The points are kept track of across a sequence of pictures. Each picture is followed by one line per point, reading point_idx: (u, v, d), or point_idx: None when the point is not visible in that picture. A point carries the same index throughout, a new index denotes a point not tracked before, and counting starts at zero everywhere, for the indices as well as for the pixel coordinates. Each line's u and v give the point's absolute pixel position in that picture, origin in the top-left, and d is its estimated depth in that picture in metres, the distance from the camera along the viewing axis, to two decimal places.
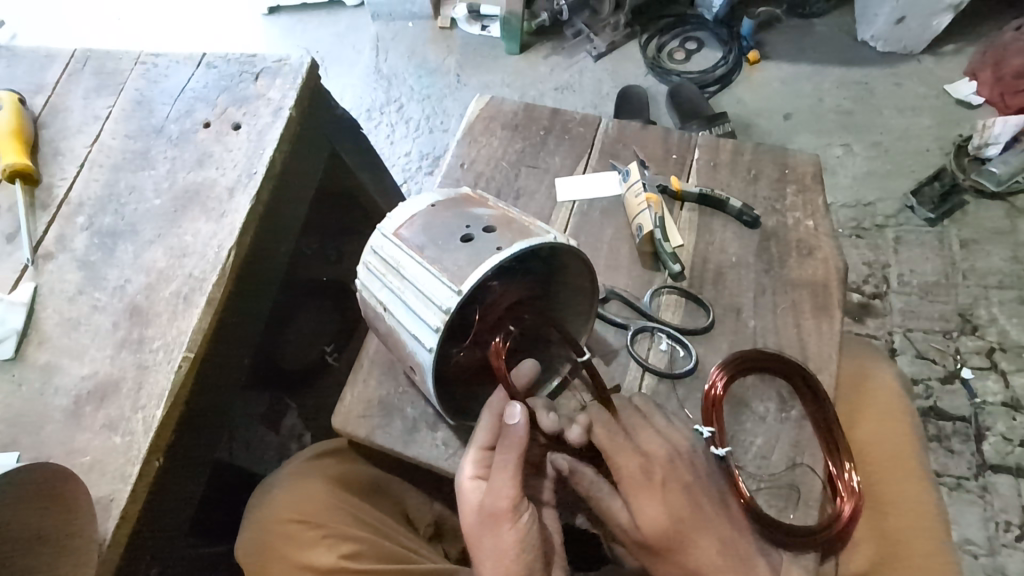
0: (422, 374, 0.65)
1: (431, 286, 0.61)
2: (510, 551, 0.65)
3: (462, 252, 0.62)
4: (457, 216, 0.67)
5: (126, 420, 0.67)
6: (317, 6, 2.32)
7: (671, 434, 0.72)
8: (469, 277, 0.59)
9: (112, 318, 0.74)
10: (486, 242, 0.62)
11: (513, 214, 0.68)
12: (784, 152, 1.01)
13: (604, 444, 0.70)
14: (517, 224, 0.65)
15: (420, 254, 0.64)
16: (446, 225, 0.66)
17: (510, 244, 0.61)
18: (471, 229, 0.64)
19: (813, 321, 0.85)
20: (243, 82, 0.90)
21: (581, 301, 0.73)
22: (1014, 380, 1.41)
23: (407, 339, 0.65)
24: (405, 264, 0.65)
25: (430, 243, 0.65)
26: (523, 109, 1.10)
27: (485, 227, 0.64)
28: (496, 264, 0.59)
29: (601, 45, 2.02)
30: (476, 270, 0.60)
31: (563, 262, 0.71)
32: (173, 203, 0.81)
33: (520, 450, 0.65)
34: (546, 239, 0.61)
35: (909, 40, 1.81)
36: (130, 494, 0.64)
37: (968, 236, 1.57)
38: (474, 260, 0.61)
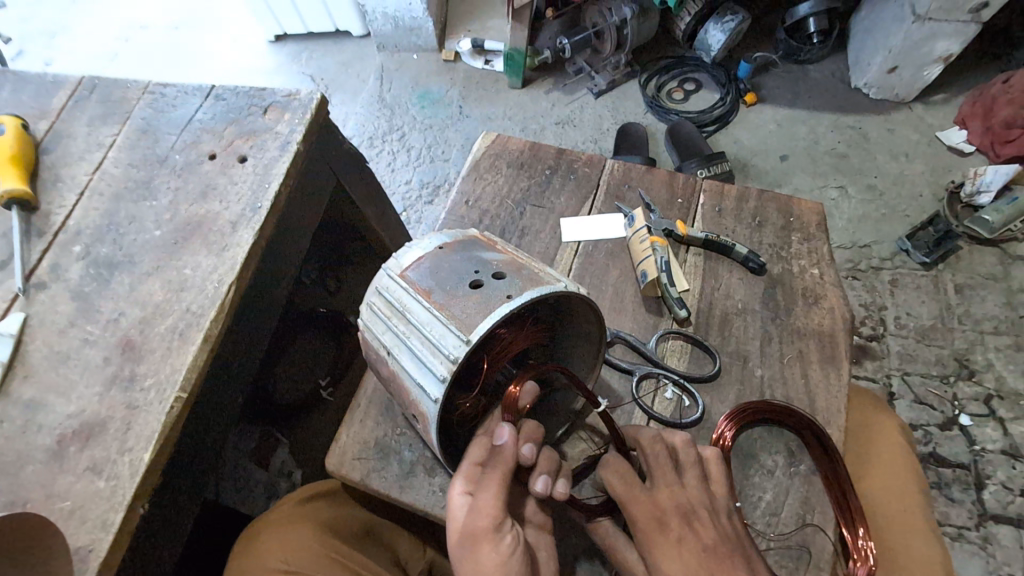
0: (426, 423, 0.63)
1: (438, 334, 0.60)
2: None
3: (471, 299, 0.60)
4: (466, 260, 0.66)
5: (111, 463, 0.64)
6: (324, 35, 2.35)
7: (700, 488, 0.68)
8: (477, 326, 0.58)
9: (104, 353, 0.71)
10: (497, 289, 0.61)
11: (523, 260, 0.67)
12: (787, 199, 1.01)
13: (616, 490, 0.67)
14: (527, 270, 0.64)
15: (427, 298, 0.63)
16: (455, 269, 0.65)
17: (521, 293, 0.59)
18: (480, 274, 0.63)
19: (820, 371, 0.84)
20: (251, 115, 0.89)
21: (588, 347, 0.72)
22: (1014, 427, 1.39)
23: (412, 386, 0.63)
24: (411, 307, 0.64)
25: (437, 286, 0.64)
26: (529, 147, 1.11)
27: (495, 273, 0.63)
28: (504, 315, 0.57)
29: (601, 82, 2.05)
30: (485, 319, 0.58)
31: (573, 309, 0.70)
32: (174, 234, 0.80)
33: (505, 468, 0.61)
34: (557, 288, 0.60)
35: (902, 88, 1.85)
36: (111, 544, 0.60)
37: (962, 281, 1.58)
38: (483, 309, 0.59)
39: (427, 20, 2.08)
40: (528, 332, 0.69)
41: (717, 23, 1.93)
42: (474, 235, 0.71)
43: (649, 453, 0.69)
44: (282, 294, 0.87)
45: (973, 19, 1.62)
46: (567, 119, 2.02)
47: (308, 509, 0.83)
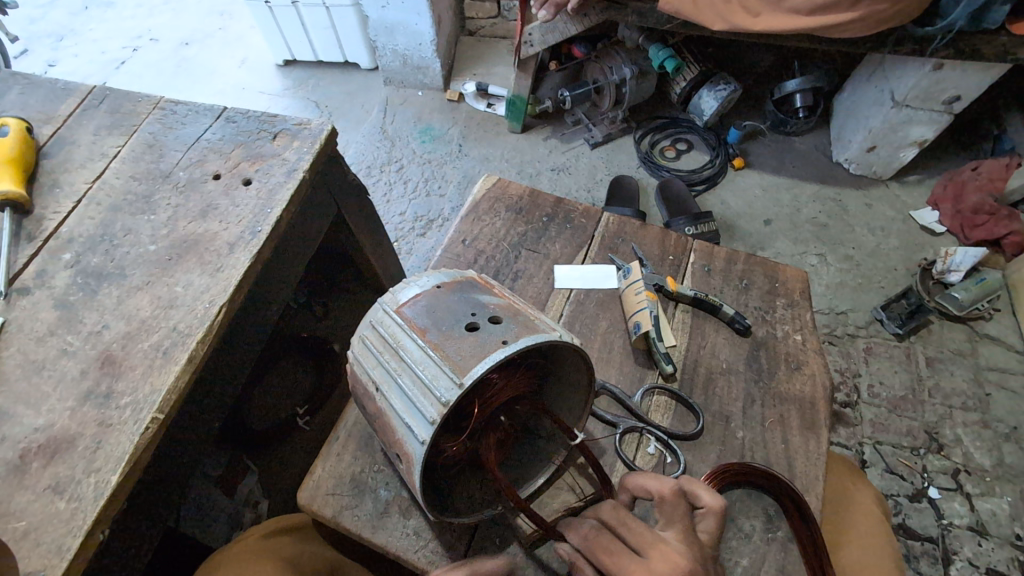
0: (410, 466, 0.61)
1: (432, 374, 0.59)
2: None
3: (466, 341, 0.61)
4: (463, 302, 0.67)
5: (75, 483, 0.61)
6: (333, 65, 2.41)
7: (683, 548, 0.60)
8: (472, 370, 0.57)
9: (81, 365, 0.70)
10: (493, 332, 0.62)
11: (519, 306, 0.68)
12: (774, 264, 1.05)
13: (603, 563, 0.61)
14: (523, 317, 0.65)
15: (422, 335, 0.63)
16: (452, 309, 0.66)
17: (516, 339, 0.60)
18: (477, 317, 0.64)
19: (800, 437, 0.85)
20: (260, 139, 0.90)
21: (574, 398, 0.72)
22: (979, 504, 1.41)
23: (400, 426, 0.62)
24: (406, 343, 0.64)
25: (433, 325, 0.64)
26: (528, 194, 1.14)
27: (492, 317, 0.64)
28: (500, 359, 0.57)
29: (598, 135, 2.13)
30: (480, 363, 0.58)
31: (563, 357, 0.71)
32: (169, 250, 0.79)
33: None
34: (551, 337, 0.61)
35: (878, 166, 1.95)
36: (65, 572, 0.57)
37: (932, 354, 1.63)
38: (479, 352, 0.59)
39: (434, 60, 2.16)
40: (519, 377, 0.70)
41: (711, 91, 2.03)
42: (471, 274, 0.72)
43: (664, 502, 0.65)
44: (270, 319, 0.86)
45: (945, 110, 1.73)
46: (563, 167, 2.09)
47: (278, 541, 0.79)
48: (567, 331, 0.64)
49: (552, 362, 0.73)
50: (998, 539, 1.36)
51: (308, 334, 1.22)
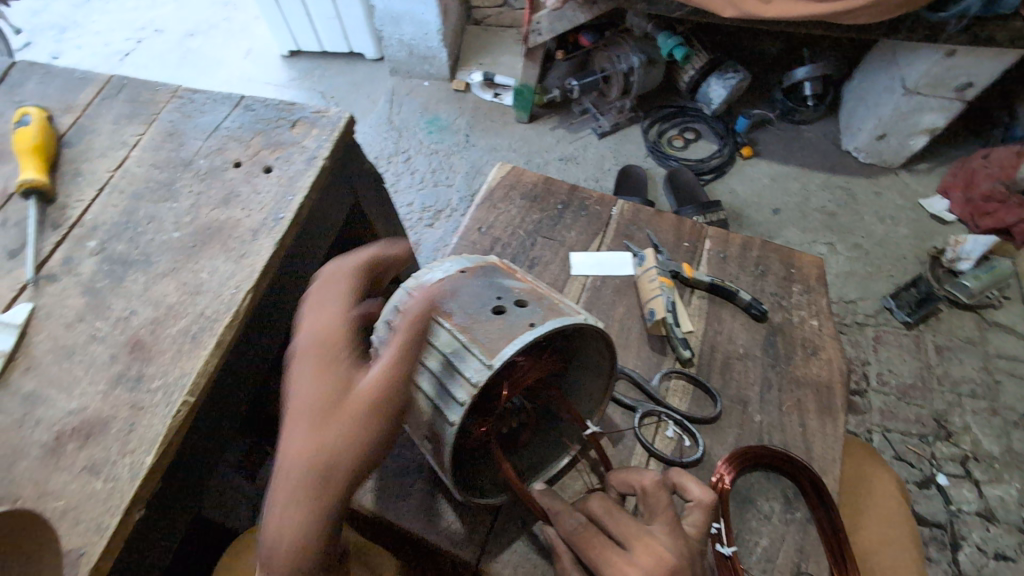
0: (439, 447, 0.62)
1: (461, 357, 0.60)
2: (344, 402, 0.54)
3: (493, 324, 0.62)
4: (488, 286, 0.67)
5: (110, 464, 0.63)
6: (338, 55, 2.41)
7: (671, 540, 0.58)
8: (501, 352, 0.58)
9: (111, 350, 0.71)
10: (520, 316, 0.62)
11: (542, 290, 0.69)
12: (789, 251, 1.05)
13: (587, 554, 0.60)
14: (548, 301, 0.66)
15: (450, 319, 0.64)
16: (477, 293, 0.66)
17: (543, 321, 0.60)
18: (503, 301, 0.65)
19: (818, 421, 0.86)
20: (279, 127, 0.91)
21: (597, 382, 0.73)
22: (988, 490, 1.42)
23: (430, 408, 0.63)
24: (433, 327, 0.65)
25: (460, 309, 0.65)
26: (543, 182, 1.14)
27: (518, 301, 0.65)
28: (529, 341, 0.58)
29: (606, 124, 2.13)
30: (508, 345, 0.58)
31: (585, 340, 0.71)
32: (193, 237, 0.80)
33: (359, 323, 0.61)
34: (577, 319, 0.61)
35: (888, 154, 1.95)
36: (105, 549, 0.58)
37: (942, 342, 1.63)
38: (507, 335, 0.60)
39: (441, 49, 2.15)
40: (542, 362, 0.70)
41: (720, 79, 2.02)
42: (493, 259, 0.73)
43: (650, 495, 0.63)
44: (290, 306, 0.87)
45: (957, 97, 1.71)
46: (571, 156, 2.08)
47: None
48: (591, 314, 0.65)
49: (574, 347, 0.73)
50: (1007, 525, 1.37)
51: None
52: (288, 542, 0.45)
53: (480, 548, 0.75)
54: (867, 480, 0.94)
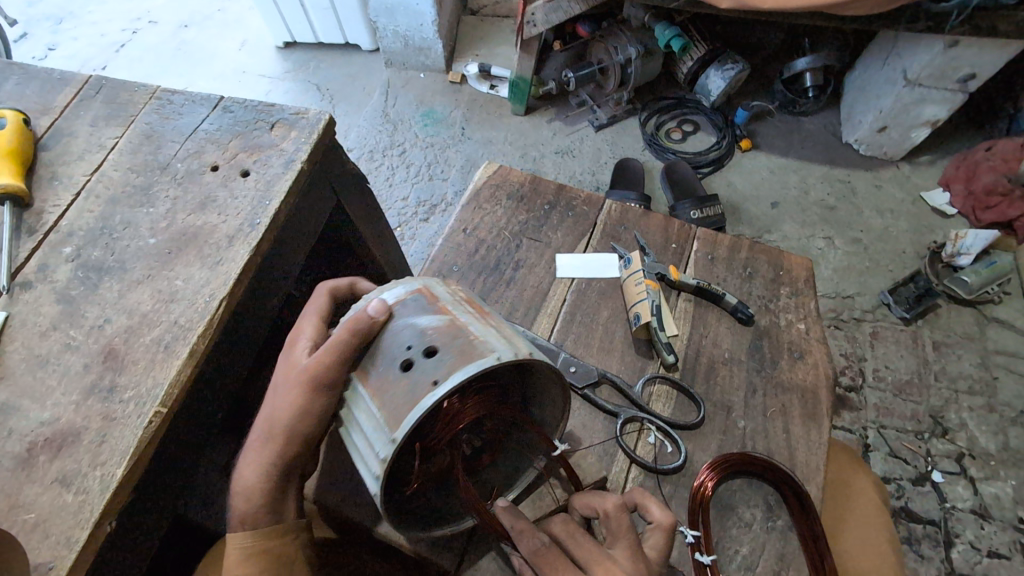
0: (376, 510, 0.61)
1: (374, 425, 0.59)
2: (258, 472, 0.68)
3: (399, 386, 0.59)
4: (399, 335, 0.64)
5: (81, 476, 0.62)
6: (332, 47, 2.38)
7: (631, 565, 0.59)
8: (403, 424, 0.55)
9: (84, 360, 0.70)
10: (425, 369, 0.59)
11: (461, 321, 0.63)
12: (779, 252, 1.04)
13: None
14: (462, 338, 0.60)
15: (366, 382, 0.63)
16: (390, 347, 0.63)
17: (446, 379, 0.56)
18: (412, 353, 0.61)
19: (802, 427, 0.85)
20: (258, 129, 0.89)
21: (556, 395, 0.69)
22: (983, 487, 1.41)
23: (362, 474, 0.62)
24: (354, 389, 0.65)
25: (374, 367, 0.63)
26: (530, 181, 1.12)
27: (427, 351, 0.60)
28: (427, 409, 0.54)
29: (603, 117, 2.10)
30: (410, 412, 0.56)
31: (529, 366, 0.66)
32: (169, 243, 0.79)
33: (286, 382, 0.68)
34: (484, 365, 0.55)
35: (889, 147, 1.91)
36: (74, 562, 0.58)
37: (939, 338, 1.62)
38: (410, 400, 0.57)
39: (436, 41, 2.12)
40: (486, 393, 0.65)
41: (718, 70, 1.98)
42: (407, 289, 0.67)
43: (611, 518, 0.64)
44: (271, 311, 0.86)
45: (959, 88, 1.68)
46: (567, 149, 2.06)
47: None
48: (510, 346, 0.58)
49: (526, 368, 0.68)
50: (1001, 522, 1.37)
51: None
52: (243, 487, 0.68)
53: (460, 557, 0.75)
54: (846, 487, 0.93)
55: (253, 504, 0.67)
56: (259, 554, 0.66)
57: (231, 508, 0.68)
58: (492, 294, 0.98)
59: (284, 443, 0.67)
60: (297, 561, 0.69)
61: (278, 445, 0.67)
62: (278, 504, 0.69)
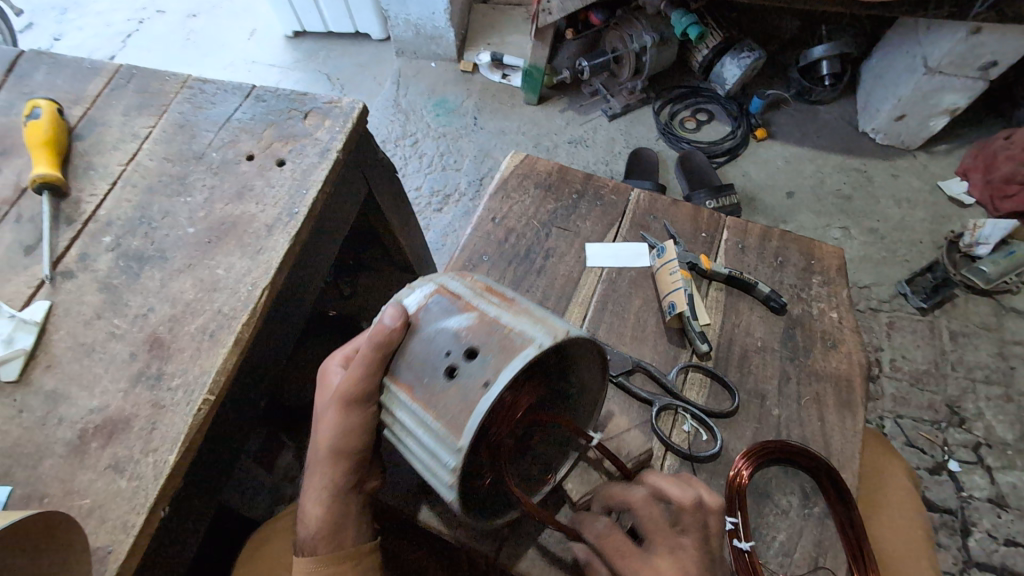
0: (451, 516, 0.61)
1: (431, 435, 0.58)
2: (314, 494, 0.69)
3: (449, 394, 0.57)
4: (432, 343, 0.62)
5: (134, 462, 0.63)
6: (343, 36, 2.36)
7: (698, 557, 0.60)
8: (465, 431, 0.54)
9: (131, 348, 0.71)
10: (471, 371, 0.57)
11: (491, 316, 0.61)
12: (808, 241, 1.03)
13: (615, 563, 0.61)
14: (497, 334, 0.58)
15: (410, 395, 0.61)
16: (426, 357, 0.62)
17: (496, 378, 0.54)
18: (453, 359, 0.59)
19: (836, 416, 0.85)
20: (292, 119, 0.89)
21: (594, 366, 0.68)
22: (1000, 477, 1.41)
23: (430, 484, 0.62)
24: (398, 404, 0.63)
25: (414, 377, 0.61)
26: (557, 170, 1.12)
27: (467, 354, 0.59)
28: (485, 411, 0.53)
29: (617, 105, 2.08)
30: (469, 418, 0.54)
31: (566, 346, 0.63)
32: (208, 232, 0.79)
33: (324, 402, 0.69)
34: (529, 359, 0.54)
35: (907, 136, 1.90)
36: (132, 547, 0.59)
37: (957, 328, 1.61)
38: (465, 405, 0.55)
39: (448, 29, 2.10)
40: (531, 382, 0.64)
41: (734, 58, 1.97)
42: (429, 294, 0.66)
43: (680, 506, 0.62)
44: (307, 301, 0.86)
45: (980, 76, 1.66)
46: (580, 139, 2.05)
47: None
48: (548, 332, 0.56)
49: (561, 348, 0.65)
50: (1018, 511, 1.37)
51: (335, 312, 1.21)
52: (305, 515, 0.69)
53: (499, 543, 0.76)
54: (882, 478, 0.93)
55: (313, 527, 0.68)
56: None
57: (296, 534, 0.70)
58: (523, 283, 0.98)
59: (332, 463, 0.68)
60: None
61: (328, 466, 0.68)
62: (338, 527, 0.69)
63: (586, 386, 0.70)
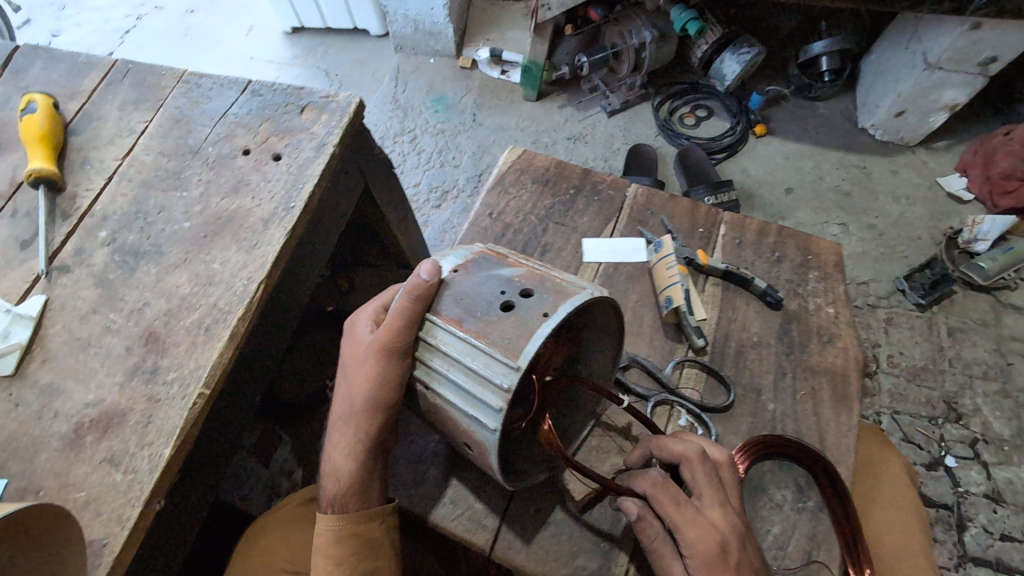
0: (485, 454, 0.64)
1: (483, 361, 0.61)
2: (344, 450, 0.69)
3: (506, 322, 0.62)
4: (484, 285, 0.67)
5: (129, 456, 0.64)
6: (342, 32, 2.36)
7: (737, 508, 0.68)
8: (524, 351, 0.59)
9: (126, 343, 0.71)
10: (528, 306, 0.63)
11: (541, 272, 0.69)
12: (805, 237, 1.03)
13: (672, 511, 0.65)
14: (551, 282, 0.66)
15: (461, 327, 0.64)
16: (478, 296, 0.66)
17: (555, 309, 0.61)
18: (508, 296, 0.65)
19: (832, 410, 0.85)
20: (288, 113, 0.89)
21: (609, 344, 0.75)
22: (997, 472, 1.42)
23: (466, 422, 0.64)
24: (444, 339, 0.65)
25: (466, 313, 0.65)
26: (554, 165, 1.12)
27: (522, 292, 0.65)
28: (547, 333, 0.59)
29: (616, 101, 2.08)
30: (529, 341, 0.59)
31: (592, 312, 0.71)
32: (204, 227, 0.79)
33: (358, 355, 0.69)
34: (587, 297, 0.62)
35: (907, 132, 1.89)
36: (127, 539, 0.59)
37: (955, 324, 1.61)
38: (524, 331, 0.60)
39: (447, 25, 2.09)
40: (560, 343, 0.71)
41: (734, 54, 1.96)
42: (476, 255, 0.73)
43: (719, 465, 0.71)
44: (304, 295, 0.86)
45: (980, 72, 1.65)
46: (580, 135, 2.05)
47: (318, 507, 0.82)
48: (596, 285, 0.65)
49: (584, 316, 0.72)
50: (1014, 507, 1.38)
51: (333, 309, 1.22)
52: (333, 469, 0.69)
53: (494, 534, 0.78)
54: (879, 473, 0.93)
55: (341, 484, 0.69)
56: (350, 535, 0.67)
57: (321, 492, 0.70)
58: None
59: (367, 418, 0.68)
60: (384, 545, 0.70)
61: (362, 420, 0.68)
62: (366, 486, 0.70)
63: (595, 371, 0.77)
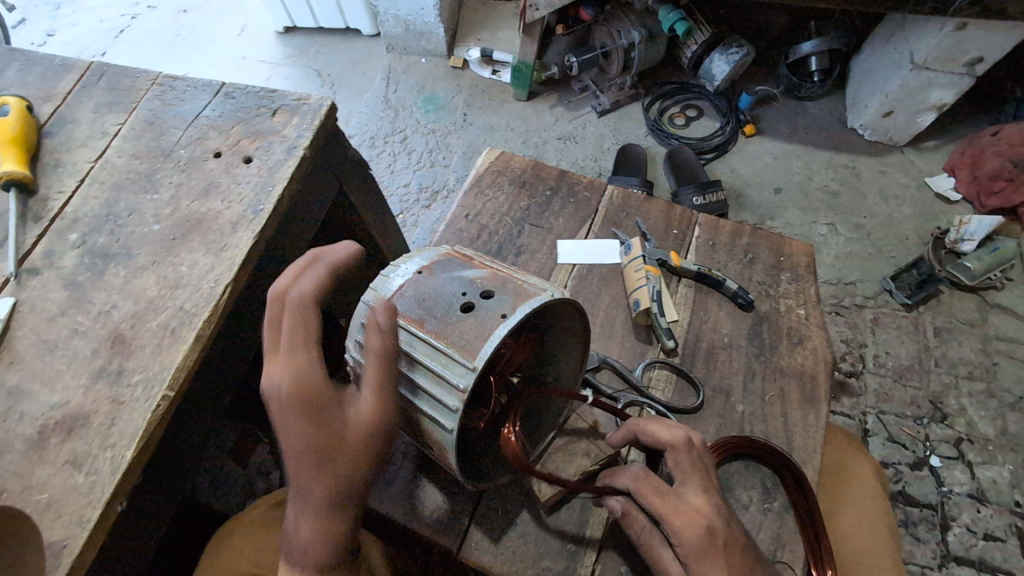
0: (443, 450, 0.65)
1: (443, 363, 0.62)
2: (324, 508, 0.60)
3: (466, 324, 0.63)
4: (448, 284, 0.68)
5: (92, 457, 0.64)
6: (333, 31, 2.36)
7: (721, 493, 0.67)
8: (480, 353, 0.60)
9: (92, 345, 0.71)
10: (488, 308, 0.64)
11: (504, 272, 0.70)
12: (780, 238, 1.04)
13: (654, 503, 0.66)
14: (512, 283, 0.67)
15: (421, 327, 0.65)
16: (440, 295, 0.67)
17: (513, 311, 0.62)
18: (470, 296, 0.66)
19: (800, 411, 0.86)
20: (260, 116, 0.89)
21: (575, 347, 0.75)
22: (980, 472, 1.42)
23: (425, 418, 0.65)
24: (405, 341, 0.66)
25: (428, 314, 0.66)
26: (532, 167, 1.12)
27: (483, 293, 0.65)
28: (504, 335, 0.60)
29: (606, 101, 2.08)
30: (486, 344, 0.60)
31: (557, 315, 0.71)
32: (173, 229, 0.80)
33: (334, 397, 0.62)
34: (545, 299, 0.62)
35: (894, 132, 1.90)
36: (87, 540, 0.60)
37: (941, 324, 1.62)
38: (482, 332, 0.61)
39: (437, 25, 2.10)
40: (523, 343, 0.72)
41: (722, 54, 1.96)
42: (443, 257, 0.73)
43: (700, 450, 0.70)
44: None
45: (966, 72, 1.65)
46: (569, 136, 2.05)
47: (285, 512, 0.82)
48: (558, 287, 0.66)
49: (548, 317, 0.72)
50: (998, 506, 1.38)
51: None
52: (317, 533, 0.59)
53: (461, 535, 0.79)
54: (848, 474, 0.94)
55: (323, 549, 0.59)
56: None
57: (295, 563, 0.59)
58: None
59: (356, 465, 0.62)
60: None
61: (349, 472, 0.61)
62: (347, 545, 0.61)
63: (562, 374, 0.77)
